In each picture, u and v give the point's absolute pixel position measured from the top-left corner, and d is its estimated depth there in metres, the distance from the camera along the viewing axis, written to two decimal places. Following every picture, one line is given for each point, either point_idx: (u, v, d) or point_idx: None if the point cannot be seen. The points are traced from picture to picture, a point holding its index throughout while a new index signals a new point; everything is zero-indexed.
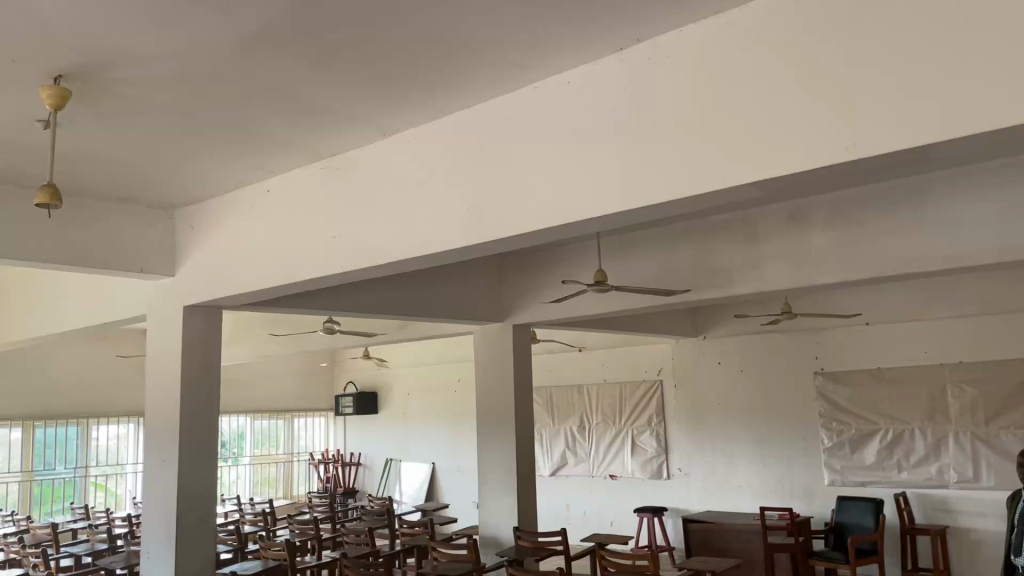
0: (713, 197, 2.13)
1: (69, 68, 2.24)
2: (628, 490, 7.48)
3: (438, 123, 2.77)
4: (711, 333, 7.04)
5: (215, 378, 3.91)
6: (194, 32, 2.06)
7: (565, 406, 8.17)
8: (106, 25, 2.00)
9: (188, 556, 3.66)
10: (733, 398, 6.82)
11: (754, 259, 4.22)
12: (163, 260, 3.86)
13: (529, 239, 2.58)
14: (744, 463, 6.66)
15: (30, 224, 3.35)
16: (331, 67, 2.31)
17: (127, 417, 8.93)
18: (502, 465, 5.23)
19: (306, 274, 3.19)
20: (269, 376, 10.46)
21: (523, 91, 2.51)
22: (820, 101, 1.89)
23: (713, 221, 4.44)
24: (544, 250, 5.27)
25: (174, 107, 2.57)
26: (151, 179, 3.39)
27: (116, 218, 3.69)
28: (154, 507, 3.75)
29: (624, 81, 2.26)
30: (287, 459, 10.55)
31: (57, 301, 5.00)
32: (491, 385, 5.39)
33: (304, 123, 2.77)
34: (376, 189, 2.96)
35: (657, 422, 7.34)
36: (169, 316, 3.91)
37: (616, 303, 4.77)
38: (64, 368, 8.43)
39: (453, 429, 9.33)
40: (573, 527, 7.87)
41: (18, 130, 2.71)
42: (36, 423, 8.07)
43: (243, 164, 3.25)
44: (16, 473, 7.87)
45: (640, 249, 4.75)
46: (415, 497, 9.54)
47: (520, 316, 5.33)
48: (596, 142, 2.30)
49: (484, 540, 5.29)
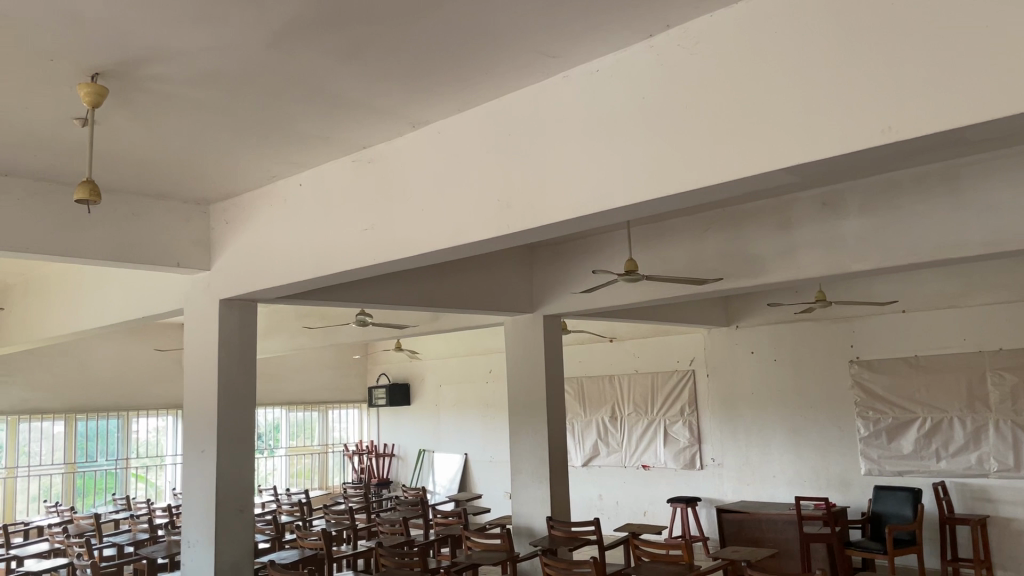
0: (745, 184, 2.11)
1: (104, 67, 2.29)
2: (661, 480, 7.47)
3: (467, 114, 2.78)
4: (744, 322, 6.99)
5: (252, 369, 3.97)
6: (226, 27, 2.09)
7: (596, 396, 8.17)
8: (140, 22, 2.04)
9: (226, 545, 3.72)
10: (767, 387, 6.76)
11: (788, 246, 4.17)
12: (199, 255, 3.93)
13: (558, 229, 2.58)
14: (778, 452, 6.61)
15: (69, 221, 3.43)
16: (361, 60, 2.33)
17: (165, 410, 9.11)
18: (534, 456, 5.25)
19: (338, 267, 3.22)
20: (302, 369, 10.62)
21: (552, 81, 2.51)
22: (855, 85, 1.86)
23: (745, 209, 4.40)
24: (575, 240, 5.26)
25: (207, 103, 2.60)
26: (186, 174, 3.44)
27: (153, 213, 3.75)
28: (194, 497, 3.82)
29: (652, 68, 2.25)
30: (321, 450, 10.69)
31: (95, 295, 5.11)
32: (522, 376, 5.41)
33: (335, 115, 2.78)
34: (408, 181, 2.98)
35: (690, 413, 7.31)
36: (204, 309, 3.96)
37: (648, 294, 4.75)
38: (104, 362, 8.60)
39: (485, 419, 9.36)
40: (606, 517, 7.88)
41: (59, 129, 2.77)
42: (77, 416, 8.25)
43: (276, 158, 3.28)
44: (59, 465, 8.04)
45: (672, 237, 4.72)
46: (449, 488, 9.58)
47: (550, 307, 5.33)
48: (624, 131, 2.30)
49: (518, 529, 5.32)
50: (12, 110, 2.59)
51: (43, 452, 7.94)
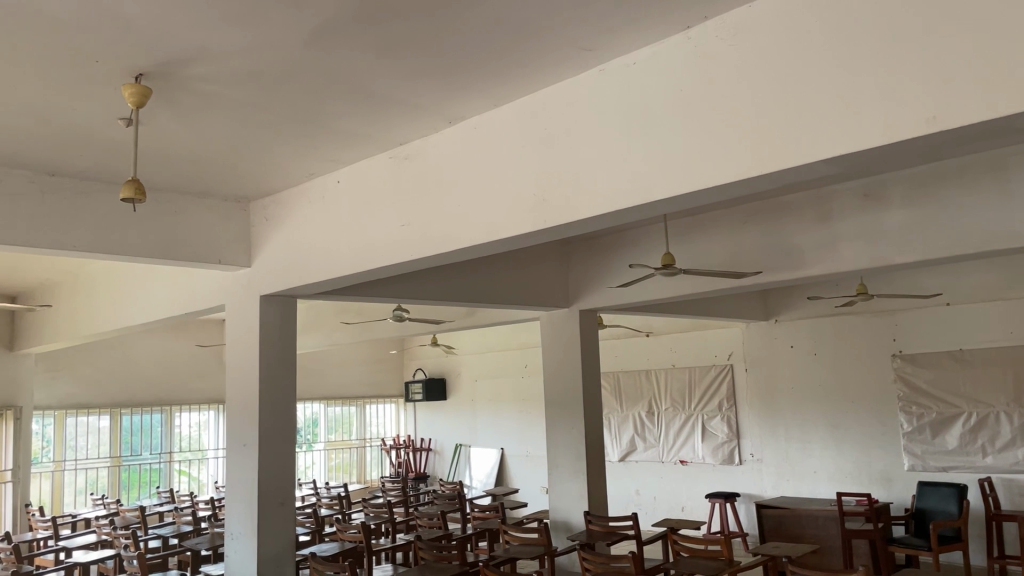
0: (786, 176, 2.09)
1: (149, 68, 2.33)
2: (699, 475, 7.42)
3: (502, 109, 2.78)
4: (783, 316, 6.90)
5: (292, 364, 4.02)
6: (267, 27, 2.11)
7: (633, 391, 8.14)
8: (184, 23, 2.07)
9: (268, 537, 3.78)
10: (807, 381, 6.68)
11: (828, 239, 4.12)
12: (240, 251, 3.98)
13: (596, 223, 2.57)
14: (819, 447, 6.53)
15: (114, 219, 3.50)
16: (398, 57, 2.34)
17: (207, 404, 9.27)
18: (572, 450, 5.25)
19: (376, 262, 3.25)
20: (339, 364, 10.73)
21: (588, 75, 2.50)
22: (898, 74, 1.83)
23: (785, 201, 4.34)
24: (611, 234, 5.23)
25: (247, 102, 2.64)
26: (227, 172, 3.50)
27: (195, 211, 3.81)
28: (237, 490, 3.89)
29: (689, 59, 2.23)
30: (359, 444, 10.79)
31: (138, 292, 5.21)
32: (559, 371, 5.40)
33: (372, 112, 2.81)
34: (445, 177, 2.99)
35: (728, 408, 7.25)
36: (246, 305, 4.02)
37: (685, 288, 4.72)
38: (147, 358, 8.76)
39: (522, 414, 9.37)
40: (644, 512, 7.87)
41: (105, 129, 2.83)
42: (122, 411, 8.43)
43: (314, 155, 3.32)
44: (105, 459, 8.23)
45: (710, 230, 4.68)
46: (486, 482, 9.61)
47: (586, 301, 5.32)
48: (662, 124, 2.28)
49: (555, 524, 5.32)
50: (60, 111, 2.65)
51: (89, 446, 8.13)
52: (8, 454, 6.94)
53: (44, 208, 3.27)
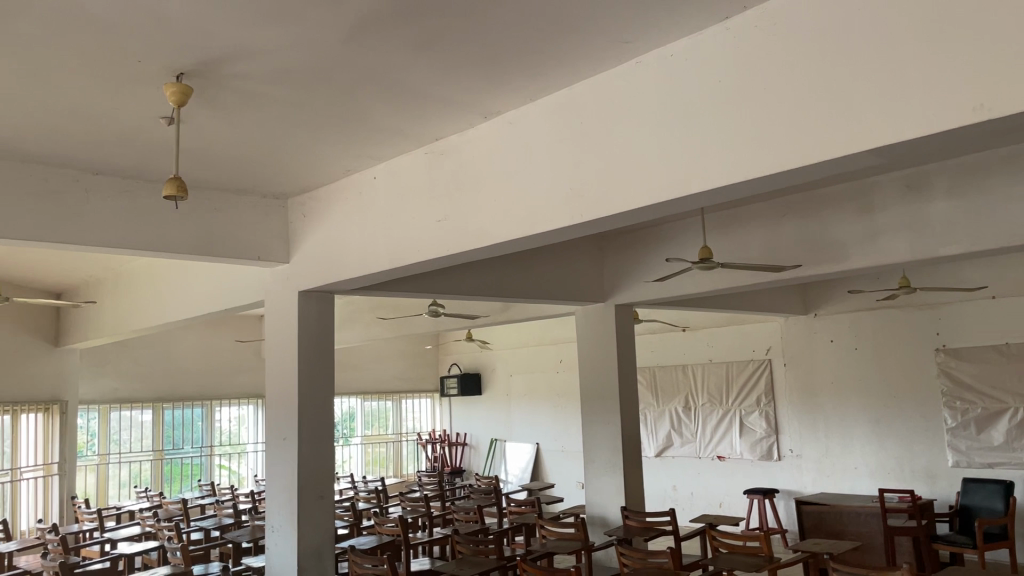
0: (829, 167, 2.05)
1: (188, 67, 2.36)
2: (738, 470, 7.36)
3: (539, 102, 2.77)
4: (823, 310, 6.80)
5: (330, 358, 4.05)
6: (304, 25, 2.13)
7: (669, 386, 8.10)
8: (223, 22, 2.09)
9: (308, 531, 3.82)
10: (847, 377, 6.58)
11: (870, 231, 4.04)
12: (279, 247, 4.03)
13: (633, 216, 2.55)
14: (860, 443, 6.44)
15: (156, 216, 3.55)
16: (434, 52, 2.34)
17: (246, 399, 9.39)
18: (608, 445, 5.23)
19: (414, 258, 3.27)
20: (376, 359, 10.82)
21: (625, 67, 2.48)
22: (944, 63, 1.78)
23: (825, 193, 4.28)
24: (647, 228, 5.20)
25: (286, 99, 2.66)
26: (266, 169, 3.53)
27: (235, 208, 3.86)
28: (277, 484, 3.94)
29: (728, 50, 2.20)
30: (396, 439, 10.88)
31: (179, 289, 5.30)
32: (595, 366, 5.38)
33: (408, 108, 2.81)
34: (480, 172, 2.99)
35: (767, 403, 7.17)
36: (284, 301, 4.06)
37: (723, 282, 4.67)
38: (188, 353, 8.91)
39: (557, 408, 9.35)
40: (681, 508, 7.82)
41: (147, 127, 2.87)
42: (164, 405, 8.58)
43: (351, 152, 3.34)
44: (148, 452, 8.39)
45: (748, 224, 4.63)
46: (522, 477, 9.61)
47: (622, 296, 5.29)
48: (700, 115, 2.26)
49: (592, 519, 5.31)
50: (103, 111, 2.70)
51: (132, 439, 8.30)
52: (55, 447, 7.11)
53: (88, 206, 3.34)
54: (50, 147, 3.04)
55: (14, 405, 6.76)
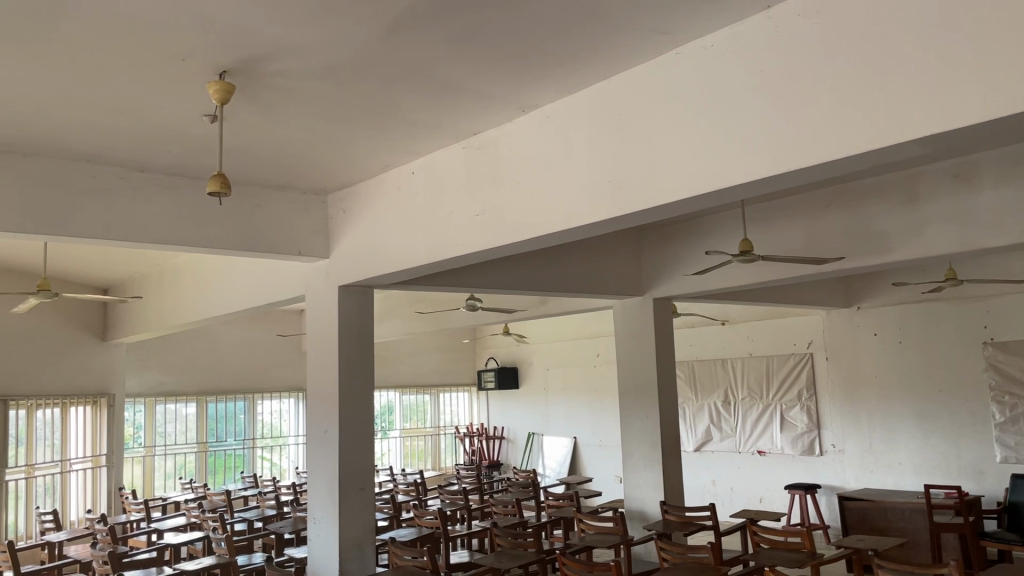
0: (874, 157, 2.02)
1: (231, 65, 2.39)
2: (779, 465, 7.28)
3: (577, 95, 2.76)
4: (865, 303, 6.69)
5: (369, 352, 4.09)
6: (344, 21, 2.15)
7: (708, 379, 8.04)
8: (265, 20, 2.12)
9: (349, 522, 3.87)
10: (891, 371, 6.46)
11: (915, 222, 3.97)
12: (319, 243, 4.07)
13: (673, 209, 2.54)
14: (905, 438, 6.33)
15: (199, 212, 3.62)
16: (472, 46, 2.35)
17: (287, 393, 9.52)
18: (647, 440, 5.21)
19: (453, 252, 3.28)
20: (413, 353, 10.90)
21: (664, 58, 2.46)
22: (993, 50, 1.74)
23: (868, 183, 4.20)
24: (685, 221, 5.16)
25: (326, 95, 2.69)
26: (307, 165, 3.57)
27: (276, 204, 3.91)
28: (319, 476, 3.99)
29: (769, 39, 2.18)
30: (434, 432, 10.96)
31: (221, 283, 5.39)
32: (633, 360, 5.36)
33: (447, 102, 2.82)
34: (518, 166, 2.99)
35: (808, 397, 7.09)
36: (325, 295, 4.11)
37: (763, 275, 4.62)
38: (230, 347, 9.05)
39: (594, 402, 9.33)
40: (721, 502, 7.76)
41: (191, 125, 2.92)
42: (208, 399, 8.73)
43: (390, 147, 3.36)
44: (192, 445, 8.55)
45: (788, 216, 4.57)
46: (559, 471, 9.61)
47: (661, 289, 5.26)
48: (741, 107, 2.24)
49: (631, 513, 5.30)
50: (148, 109, 2.75)
51: (177, 432, 8.47)
52: (103, 439, 7.29)
53: (135, 203, 3.41)
54: (97, 145, 3.11)
55: (64, 398, 6.93)
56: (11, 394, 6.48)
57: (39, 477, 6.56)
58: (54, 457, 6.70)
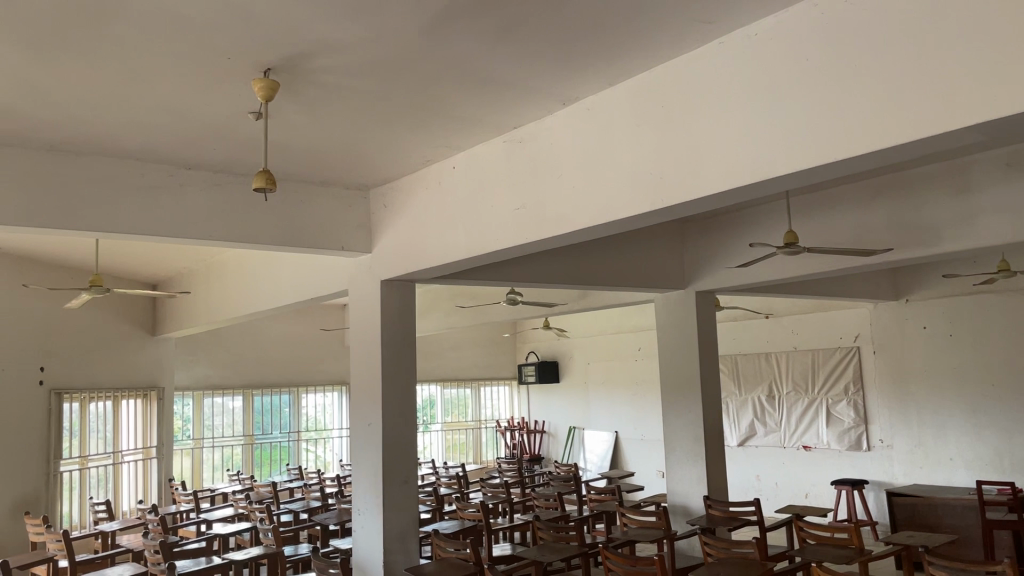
0: (925, 145, 1.97)
1: (275, 63, 2.43)
2: (825, 460, 7.18)
3: (618, 87, 2.74)
4: (915, 295, 6.55)
5: (412, 346, 4.12)
6: (385, 17, 2.16)
7: (752, 373, 7.95)
8: (307, 17, 2.14)
9: (393, 514, 3.90)
10: (941, 364, 6.32)
11: (967, 212, 3.87)
12: (362, 238, 4.11)
13: (716, 201, 2.51)
14: (956, 433, 6.18)
15: (245, 208, 3.67)
16: (513, 40, 2.34)
17: (331, 386, 9.65)
18: (690, 434, 5.16)
19: (494, 246, 3.28)
20: (454, 347, 10.96)
21: (708, 48, 2.42)
22: None
23: (919, 173, 4.11)
24: (729, 213, 5.10)
25: (369, 91, 2.71)
26: (350, 161, 3.61)
27: (319, 199, 3.96)
28: (363, 468, 4.04)
29: (817, 27, 2.13)
30: (475, 426, 11.02)
31: (266, 279, 5.47)
32: (676, 354, 5.32)
33: (488, 97, 2.82)
34: (559, 159, 2.98)
35: (855, 391, 6.98)
36: (367, 290, 4.15)
37: (808, 267, 4.55)
38: (275, 342, 9.19)
39: (636, 396, 9.28)
40: (766, 498, 7.68)
41: (236, 122, 2.97)
42: (254, 392, 8.88)
43: (432, 142, 3.38)
44: (239, 437, 8.71)
45: (834, 207, 4.49)
46: (600, 465, 9.58)
47: (703, 282, 5.21)
48: (787, 96, 2.20)
49: (674, 508, 5.26)
50: (194, 108, 2.80)
51: (224, 424, 8.62)
52: (153, 431, 7.45)
53: (183, 200, 3.48)
54: (146, 143, 3.17)
55: (115, 392, 7.08)
56: (66, 387, 6.63)
57: (92, 468, 6.72)
58: (106, 449, 6.86)
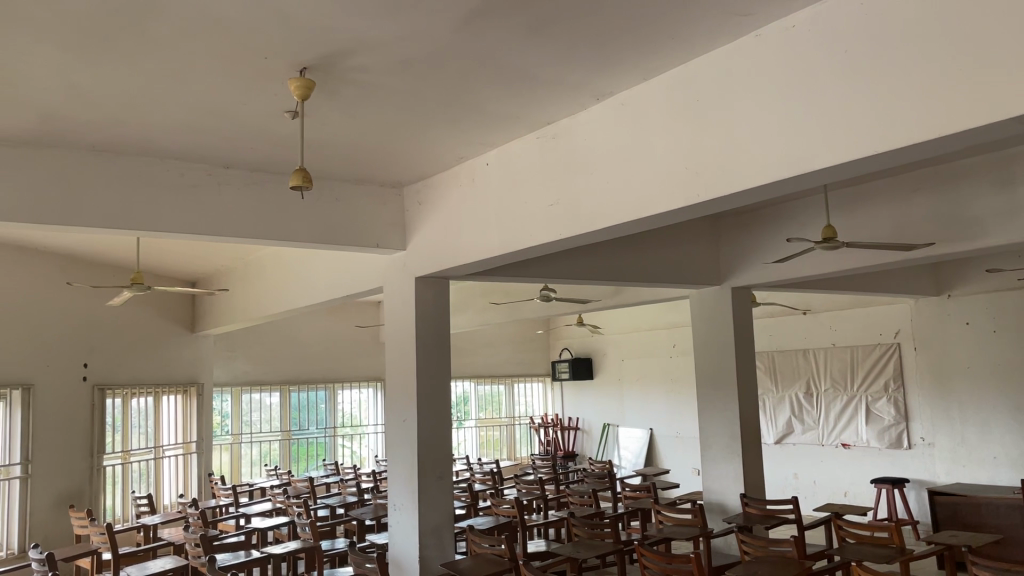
0: (968, 137, 1.92)
1: (311, 62, 2.45)
2: (864, 459, 7.08)
3: (652, 82, 2.72)
4: (957, 290, 6.43)
5: (447, 343, 4.13)
6: (421, 14, 2.16)
7: (789, 371, 7.85)
8: (344, 15, 2.15)
9: (429, 510, 3.92)
10: (985, 361, 6.19)
11: (1012, 205, 3.79)
12: (397, 235, 4.14)
13: (752, 196, 2.48)
14: (999, 430, 6.05)
15: (282, 206, 3.71)
16: (548, 35, 2.33)
17: (366, 382, 9.73)
18: (726, 432, 5.12)
19: (528, 242, 3.28)
20: (488, 343, 10.99)
21: (744, 40, 2.39)
22: None
23: (961, 165, 4.02)
24: (765, 208, 5.04)
25: (404, 88, 2.72)
26: (386, 159, 3.63)
27: (356, 198, 3.99)
28: (399, 464, 4.06)
29: (856, 17, 2.10)
30: (509, 422, 11.04)
31: (303, 276, 5.53)
32: (712, 351, 5.27)
33: (521, 93, 2.82)
34: (593, 156, 2.97)
35: (896, 387, 6.88)
36: (402, 287, 4.17)
37: (848, 262, 4.48)
38: (311, 339, 9.29)
39: (671, 393, 9.22)
40: (804, 496, 7.58)
41: (273, 121, 3.00)
42: (291, 388, 8.98)
43: (466, 139, 3.38)
44: (276, 433, 8.82)
45: (873, 201, 4.42)
46: (635, 462, 9.54)
47: (739, 278, 5.16)
48: (825, 88, 2.17)
49: (710, 506, 5.22)
50: (232, 107, 2.83)
51: (262, 420, 8.74)
52: (193, 427, 7.59)
53: (221, 199, 3.53)
54: (185, 143, 3.22)
55: (156, 388, 7.21)
56: (109, 383, 6.77)
57: (133, 462, 6.86)
58: (147, 444, 7.01)
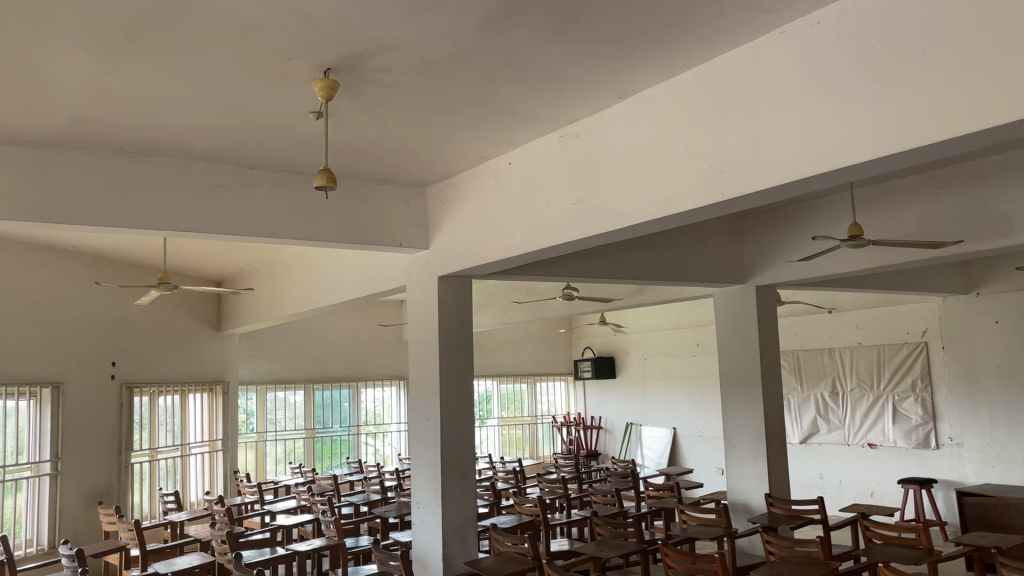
0: (997, 133, 1.89)
1: (334, 62, 2.46)
2: (891, 458, 7.00)
3: (676, 79, 2.70)
4: (986, 289, 6.34)
5: (469, 342, 4.14)
6: (443, 14, 2.16)
7: (814, 370, 7.79)
8: (366, 15, 2.16)
9: (452, 508, 3.93)
10: (1014, 360, 6.10)
11: None
12: (419, 235, 4.15)
13: (777, 193, 2.46)
14: None
15: (306, 206, 3.74)
16: (570, 34, 2.33)
17: (389, 380, 9.77)
18: (750, 431, 5.08)
19: (551, 241, 3.28)
20: (510, 342, 11.00)
21: (768, 37, 2.37)
22: None
23: (990, 161, 3.96)
24: (790, 206, 5.00)
25: (426, 88, 2.72)
26: (409, 158, 3.64)
27: (378, 197, 4.01)
28: (422, 462, 4.08)
29: (882, 12, 2.07)
30: (531, 421, 11.04)
31: (326, 275, 5.56)
32: (735, 350, 5.24)
33: (543, 92, 2.82)
34: (616, 154, 2.96)
35: (922, 387, 6.80)
36: (425, 286, 4.18)
37: (873, 260, 4.43)
38: (335, 337, 9.35)
39: (694, 392, 9.18)
40: (829, 496, 7.52)
41: (297, 121, 3.02)
42: (315, 386, 9.04)
43: (488, 138, 3.39)
44: (301, 430, 8.89)
45: (900, 199, 4.36)
46: (658, 461, 9.51)
47: (763, 277, 5.13)
48: (851, 85, 2.14)
49: (734, 506, 5.18)
50: (256, 108, 2.86)
51: (286, 418, 8.81)
52: (218, 424, 7.66)
53: (246, 199, 3.56)
54: (210, 143, 3.25)
55: (182, 386, 7.29)
56: (136, 381, 6.86)
57: (160, 460, 6.95)
58: (173, 441, 7.10)
